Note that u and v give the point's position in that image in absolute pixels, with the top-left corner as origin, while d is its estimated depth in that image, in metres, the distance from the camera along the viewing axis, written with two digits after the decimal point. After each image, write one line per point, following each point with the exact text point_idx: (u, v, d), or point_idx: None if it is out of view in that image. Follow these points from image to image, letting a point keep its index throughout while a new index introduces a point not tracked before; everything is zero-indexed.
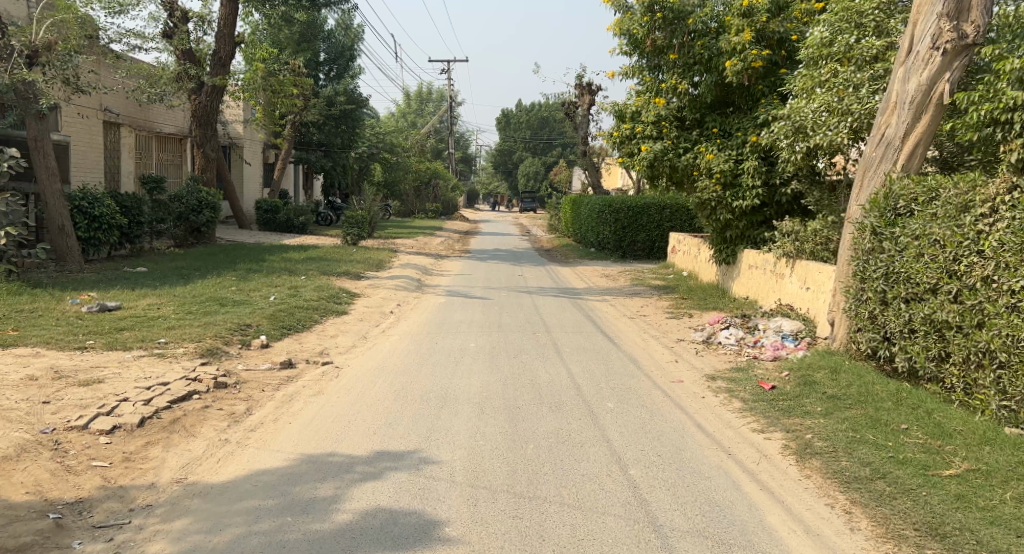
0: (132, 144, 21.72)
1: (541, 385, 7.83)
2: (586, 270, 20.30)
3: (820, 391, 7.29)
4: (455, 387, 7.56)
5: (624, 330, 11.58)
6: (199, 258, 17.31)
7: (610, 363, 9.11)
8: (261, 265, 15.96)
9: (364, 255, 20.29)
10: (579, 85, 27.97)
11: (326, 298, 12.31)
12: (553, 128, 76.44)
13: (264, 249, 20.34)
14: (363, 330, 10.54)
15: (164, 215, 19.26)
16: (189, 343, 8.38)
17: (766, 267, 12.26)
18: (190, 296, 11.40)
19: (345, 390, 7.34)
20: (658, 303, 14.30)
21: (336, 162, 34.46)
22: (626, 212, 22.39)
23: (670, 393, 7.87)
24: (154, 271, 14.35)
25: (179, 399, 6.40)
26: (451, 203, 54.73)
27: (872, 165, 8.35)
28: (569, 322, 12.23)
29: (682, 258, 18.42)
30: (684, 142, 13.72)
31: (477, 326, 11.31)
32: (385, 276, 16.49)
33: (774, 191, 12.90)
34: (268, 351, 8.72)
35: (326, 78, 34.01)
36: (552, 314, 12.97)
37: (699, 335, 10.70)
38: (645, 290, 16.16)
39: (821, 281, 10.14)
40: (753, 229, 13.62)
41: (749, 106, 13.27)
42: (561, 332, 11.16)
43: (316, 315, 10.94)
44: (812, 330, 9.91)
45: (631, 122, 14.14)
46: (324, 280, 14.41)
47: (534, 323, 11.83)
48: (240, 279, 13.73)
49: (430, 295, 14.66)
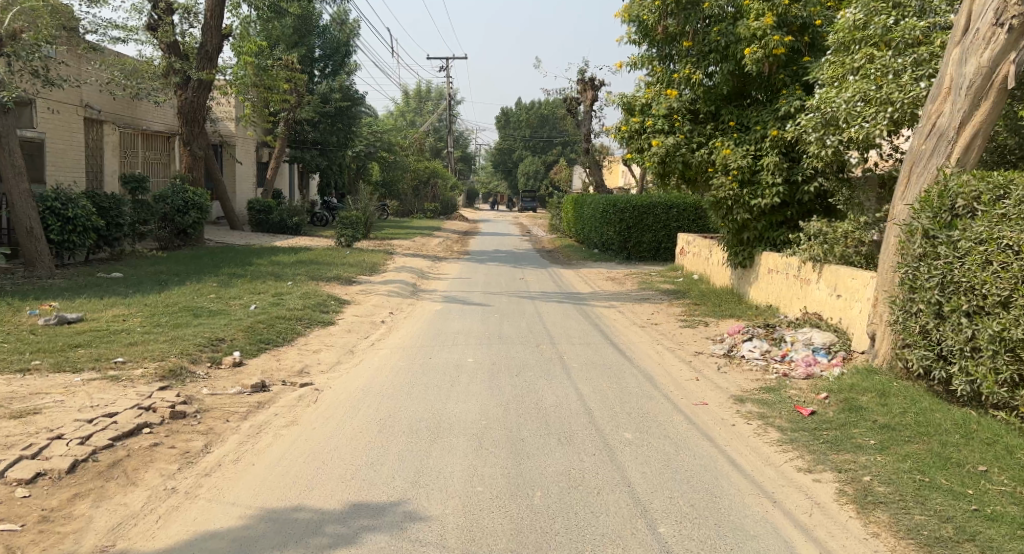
0: (115, 141, 20.79)
1: (549, 410, 6.90)
2: (590, 273, 19.34)
3: (870, 419, 6.35)
4: (451, 414, 6.63)
5: (636, 341, 10.63)
6: (182, 262, 16.35)
7: (624, 381, 8.17)
8: (247, 270, 14.99)
9: (358, 258, 19.34)
10: (582, 80, 27.02)
11: (312, 307, 11.35)
12: (554, 126, 75.45)
13: (253, 252, 19.41)
14: (350, 344, 9.58)
15: (147, 217, 18.30)
16: (150, 363, 7.42)
17: (789, 272, 11.31)
18: (162, 306, 10.43)
19: (323, 419, 6.40)
20: (670, 309, 13.33)
21: (331, 161, 33.09)
22: (631, 212, 21.43)
23: (694, 418, 6.93)
24: (130, 277, 13.38)
25: (123, 436, 5.45)
26: (451, 202, 53.76)
27: (921, 159, 7.42)
28: (576, 331, 11.28)
29: (691, 260, 17.50)
30: (698, 136, 12.77)
31: (475, 337, 10.36)
32: (378, 280, 15.53)
33: (796, 190, 11.98)
34: (241, 371, 7.76)
35: (320, 75, 33.19)
36: (556, 323, 12.01)
37: (719, 347, 9.73)
38: (655, 295, 15.19)
39: (855, 288, 9.21)
40: (772, 230, 12.68)
41: (769, 98, 12.34)
42: (568, 344, 10.20)
43: (299, 326, 9.98)
44: (845, 342, 8.97)
45: (641, 115, 13.19)
46: (312, 286, 13.44)
47: (538, 333, 10.87)
48: (221, 285, 12.76)
49: (426, 302, 13.71)
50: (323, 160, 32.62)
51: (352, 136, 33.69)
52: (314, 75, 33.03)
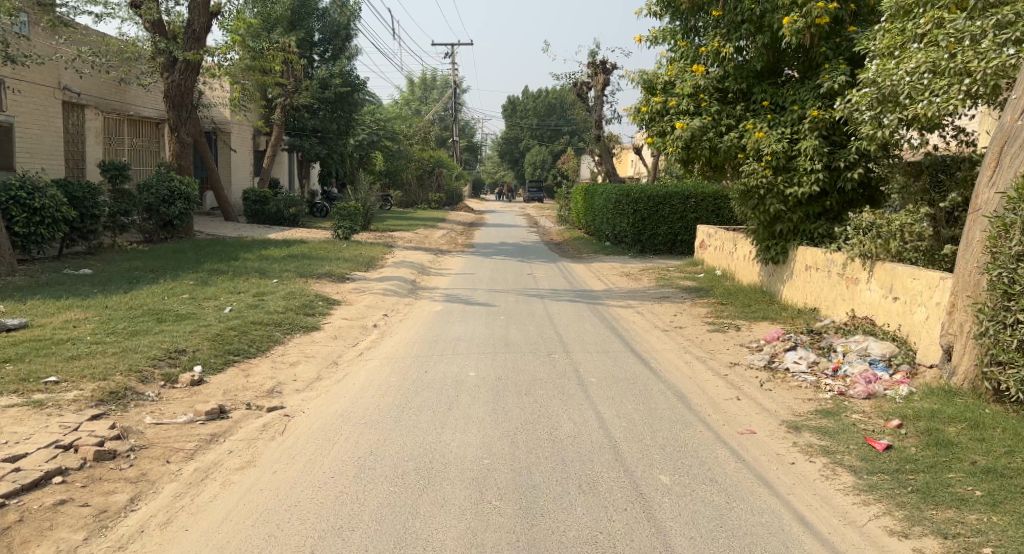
0: (99, 127, 19.85)
1: (565, 442, 5.69)
2: (602, 268, 18.08)
3: (967, 461, 5.12)
4: (446, 450, 5.41)
5: (662, 348, 9.41)
6: (163, 257, 15.14)
7: (651, 402, 6.97)
8: (231, 266, 13.78)
9: (356, 252, 18.13)
10: (592, 63, 25.69)
11: (295, 308, 10.13)
12: (561, 115, 74.18)
13: (243, 245, 18.22)
14: (336, 354, 8.37)
15: (128, 208, 17.10)
16: (89, 382, 6.21)
17: (833, 269, 10.04)
18: (125, 309, 9.22)
19: (288, 458, 5.18)
20: (695, 309, 12.08)
21: (331, 149, 31.84)
22: (646, 203, 20.18)
23: (743, 453, 5.69)
24: (100, 274, 12.17)
25: (22, 491, 4.27)
26: (456, 193, 52.39)
27: (1015, 138, 6.20)
28: (591, 336, 10.05)
29: (711, 254, 16.27)
30: (727, 118, 11.52)
31: (479, 343, 9.14)
32: (374, 277, 14.29)
33: (836, 176, 10.83)
34: (200, 391, 6.54)
35: (320, 61, 31.80)
36: (569, 325, 10.78)
37: (758, 358, 8.47)
38: (675, 293, 13.92)
39: (916, 291, 7.97)
40: (808, 222, 11.46)
41: (807, 74, 11.12)
42: (584, 352, 8.97)
43: (277, 333, 8.76)
44: (908, 353, 7.72)
45: (663, 95, 11.90)
46: (300, 284, 12.22)
47: (549, 339, 9.64)
48: (199, 284, 11.55)
49: (425, 301, 12.49)
50: (322, 149, 31.37)
51: (352, 124, 32.44)
52: (313, 61, 31.75)
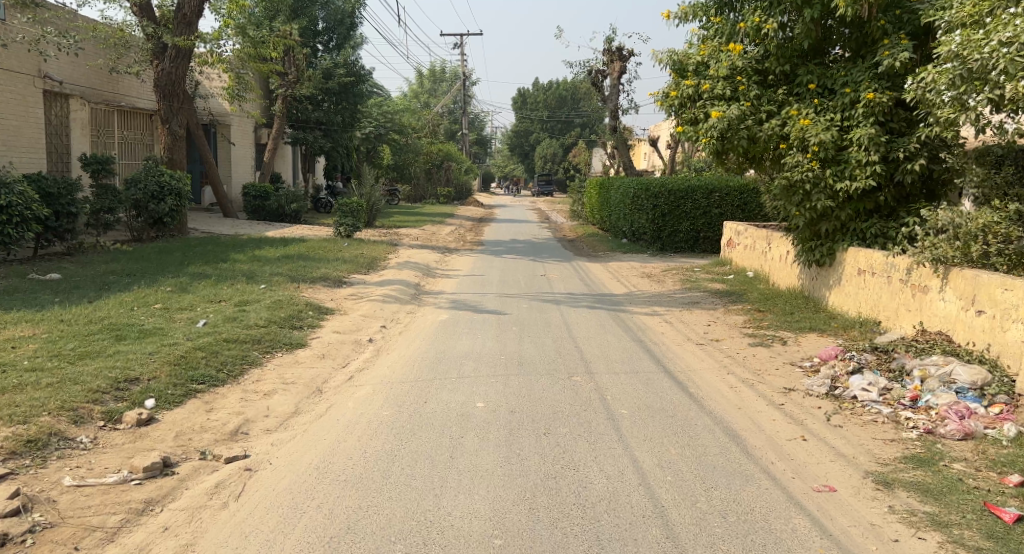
0: (85, 119, 18.79)
1: (599, 509, 4.46)
2: (622, 268, 16.80)
3: None
4: (446, 525, 4.20)
5: (699, 368, 8.14)
6: (146, 257, 13.99)
7: (698, 442, 5.72)
8: (218, 269, 12.60)
9: (357, 251, 16.92)
10: (608, 50, 24.33)
11: (280, 320, 8.93)
12: (572, 107, 72.73)
13: (235, 244, 17.06)
14: (321, 378, 7.15)
15: (112, 204, 15.97)
16: (5, 425, 5.03)
17: (896, 275, 8.75)
18: (82, 323, 8.03)
19: (241, 541, 3.98)
20: (730, 318, 10.79)
21: (336, 143, 30.59)
22: (667, 197, 18.90)
23: (828, 523, 4.45)
24: (70, 279, 11.03)
25: None
26: (466, 188, 50.98)
27: None
28: (617, 352, 8.78)
29: (741, 254, 14.97)
30: (767, 103, 10.24)
31: (488, 362, 7.90)
32: (374, 280, 13.06)
33: (893, 169, 9.57)
34: (145, 435, 5.31)
35: (324, 50, 30.69)
36: (591, 338, 9.53)
37: (816, 383, 7.19)
38: (705, 297, 12.63)
39: (1010, 305, 6.67)
40: (859, 220, 10.17)
41: (860, 52, 9.84)
42: (610, 374, 7.72)
43: (254, 353, 7.55)
44: (1003, 381, 6.44)
45: (695, 78, 10.64)
46: (290, 290, 11.01)
47: (568, 357, 8.39)
48: (176, 291, 10.37)
49: (429, 308, 11.26)
50: (326, 142, 30.09)
51: (357, 116, 31.20)
52: (316, 51, 30.50)
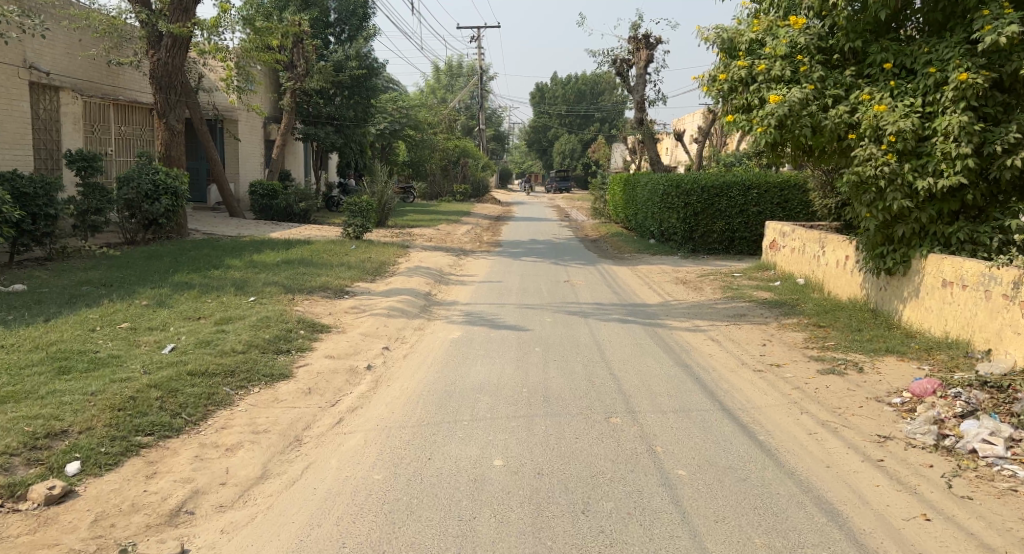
0: (78, 113, 17.63)
1: None
2: (652, 272, 15.37)
3: None
4: None
5: (764, 405, 6.70)
6: (131, 263, 12.76)
7: (787, 527, 4.36)
8: (206, 277, 11.32)
9: (365, 255, 15.60)
10: (634, 37, 22.86)
11: (262, 342, 7.60)
12: (592, 101, 71.19)
13: (234, 247, 15.79)
14: (304, 422, 5.80)
15: (100, 204, 14.72)
16: None
17: (999, 289, 7.32)
18: (24, 349, 6.76)
19: None
20: (787, 336, 9.37)
21: (349, 139, 29.05)
22: (700, 195, 17.36)
23: None
24: (36, 290, 9.81)
25: None
26: (484, 184, 49.47)
27: None
28: (662, 381, 7.37)
29: (788, 257, 13.50)
30: (833, 86, 8.85)
31: (509, 399, 6.55)
32: (381, 290, 11.72)
33: (986, 164, 8.11)
34: (50, 521, 4.05)
35: (336, 42, 29.33)
36: (627, 362, 8.12)
37: (919, 429, 5.80)
38: (751, 308, 11.20)
39: None
40: (942, 222, 8.68)
41: (948, 26, 8.42)
42: (657, 415, 6.32)
43: (224, 389, 6.22)
44: None
45: (748, 58, 9.40)
46: (283, 303, 9.70)
47: (603, 389, 7.00)
48: (152, 306, 9.10)
49: (439, 323, 9.91)
50: (338, 138, 28.58)
51: (370, 111, 29.88)
52: (327, 43, 29.21)
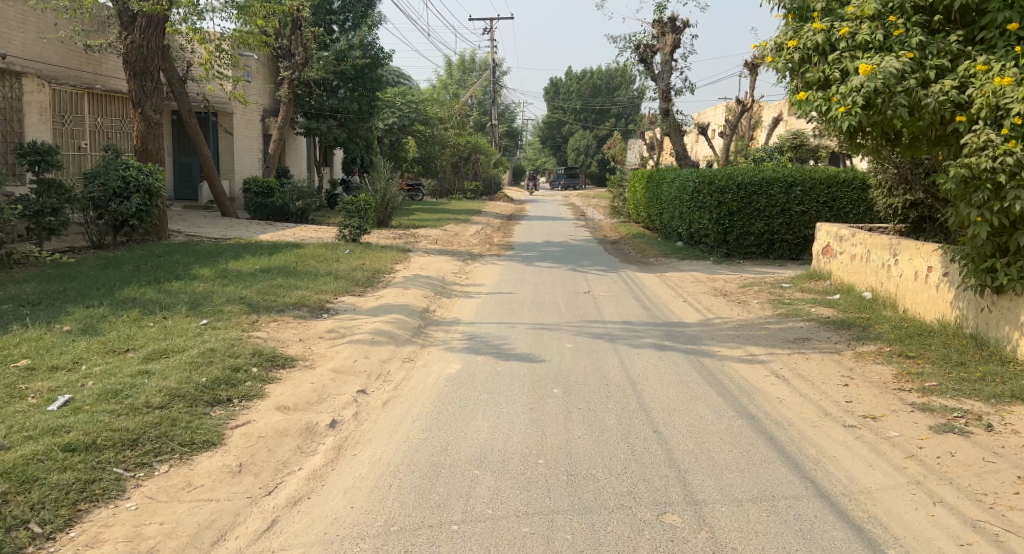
0: (44, 101, 15.78)
1: None
2: (685, 281, 13.46)
3: None
4: None
5: (874, 488, 4.78)
6: (82, 272, 10.94)
7: None
8: (161, 292, 9.48)
9: (358, 261, 13.72)
10: (659, 20, 20.91)
11: (194, 388, 5.73)
12: (608, 96, 69.18)
13: (211, 252, 13.97)
14: (218, 530, 3.95)
15: (57, 204, 12.97)
16: None
17: None
18: None
19: None
20: (871, 371, 7.44)
21: (352, 134, 27.23)
22: (735, 192, 15.36)
23: None
24: None
25: None
26: (496, 181, 47.47)
27: None
28: (725, 443, 5.47)
29: (846, 266, 11.55)
30: (936, 53, 6.99)
31: (518, 479, 4.67)
32: (369, 306, 9.85)
33: None
34: None
35: (340, 30, 27.50)
36: (673, 411, 6.21)
37: None
38: (813, 330, 9.26)
39: None
40: None
41: None
42: (729, 507, 4.43)
43: (114, 470, 4.37)
44: None
45: (825, 20, 7.63)
46: (241, 328, 7.84)
47: (648, 459, 5.12)
48: (73, 332, 7.25)
49: (433, 351, 8.04)
50: (341, 133, 26.74)
51: (375, 104, 28.01)
52: (330, 31, 27.36)
